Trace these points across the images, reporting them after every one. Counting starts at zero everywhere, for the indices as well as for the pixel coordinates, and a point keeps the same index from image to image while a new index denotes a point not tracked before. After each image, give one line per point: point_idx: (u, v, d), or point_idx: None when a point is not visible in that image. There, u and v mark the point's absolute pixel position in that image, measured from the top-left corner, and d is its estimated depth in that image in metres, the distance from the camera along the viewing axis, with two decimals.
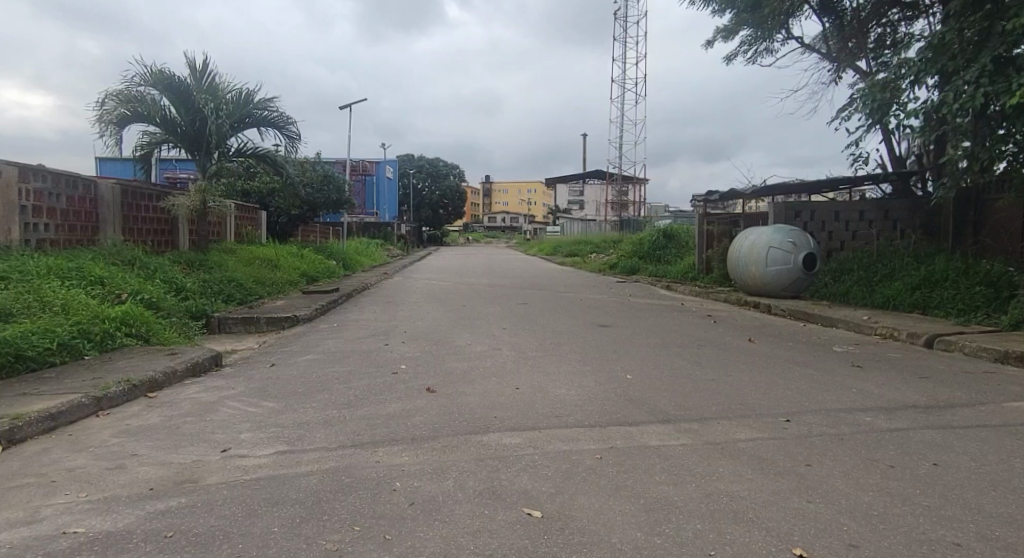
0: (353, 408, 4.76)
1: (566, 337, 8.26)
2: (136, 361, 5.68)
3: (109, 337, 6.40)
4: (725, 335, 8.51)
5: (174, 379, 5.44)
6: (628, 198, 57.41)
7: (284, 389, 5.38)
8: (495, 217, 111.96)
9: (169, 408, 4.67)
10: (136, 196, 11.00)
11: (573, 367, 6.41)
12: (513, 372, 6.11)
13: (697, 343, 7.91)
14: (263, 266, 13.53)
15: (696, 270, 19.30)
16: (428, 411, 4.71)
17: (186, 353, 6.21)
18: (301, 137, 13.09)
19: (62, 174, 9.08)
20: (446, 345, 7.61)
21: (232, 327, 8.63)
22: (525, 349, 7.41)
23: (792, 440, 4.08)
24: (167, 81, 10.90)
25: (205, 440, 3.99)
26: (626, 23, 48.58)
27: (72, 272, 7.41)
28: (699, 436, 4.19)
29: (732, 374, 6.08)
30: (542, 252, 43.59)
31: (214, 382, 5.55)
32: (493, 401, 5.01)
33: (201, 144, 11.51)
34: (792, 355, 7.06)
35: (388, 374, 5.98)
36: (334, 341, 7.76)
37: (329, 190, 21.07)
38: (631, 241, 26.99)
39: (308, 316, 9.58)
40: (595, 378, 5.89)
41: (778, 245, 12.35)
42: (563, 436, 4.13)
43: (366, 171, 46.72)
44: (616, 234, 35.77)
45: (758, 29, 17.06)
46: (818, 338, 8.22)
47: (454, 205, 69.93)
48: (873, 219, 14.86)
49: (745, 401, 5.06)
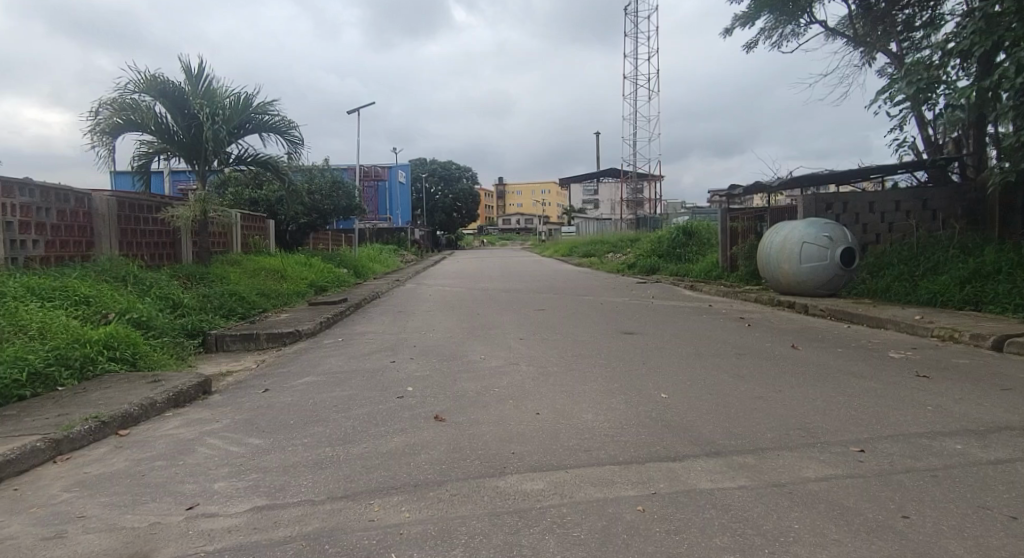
0: (349, 445, 4.13)
1: (588, 348, 7.57)
2: (113, 392, 5.10)
3: (89, 363, 5.85)
4: (765, 341, 7.74)
5: (152, 412, 4.84)
6: (644, 197, 56.53)
7: (275, 420, 4.76)
8: (509, 219, 111.47)
9: (141, 450, 4.07)
10: (134, 208, 10.54)
11: (600, 385, 5.71)
12: (532, 393, 5.44)
13: (734, 351, 7.18)
14: (268, 277, 13.01)
15: (720, 268, 18.56)
16: (436, 447, 4.07)
17: (172, 379, 5.61)
18: (303, 142, 12.58)
19: (51, 188, 8.62)
20: (458, 360, 6.96)
21: (230, 345, 8.06)
22: (545, 364, 6.72)
23: (875, 478, 3.35)
24: (160, 87, 10.42)
25: (171, 493, 3.36)
26: (637, 17, 47.88)
27: (56, 291, 6.90)
28: (759, 474, 3.48)
29: (781, 390, 5.34)
30: (558, 253, 42.94)
31: (198, 414, 4.94)
32: (511, 432, 4.35)
33: (199, 153, 11.03)
34: (844, 364, 6.29)
35: (392, 399, 5.34)
36: (337, 359, 7.17)
37: (339, 197, 20.54)
38: (650, 240, 26.23)
39: (312, 329, 9.01)
40: (624, 399, 5.19)
41: (812, 240, 11.52)
42: (594, 479, 3.45)
43: (378, 176, 46.27)
44: (633, 233, 34.82)
45: (779, 15, 16.24)
46: (870, 343, 7.42)
47: (468, 208, 69.63)
48: (911, 209, 13.94)
49: (805, 426, 4.32)
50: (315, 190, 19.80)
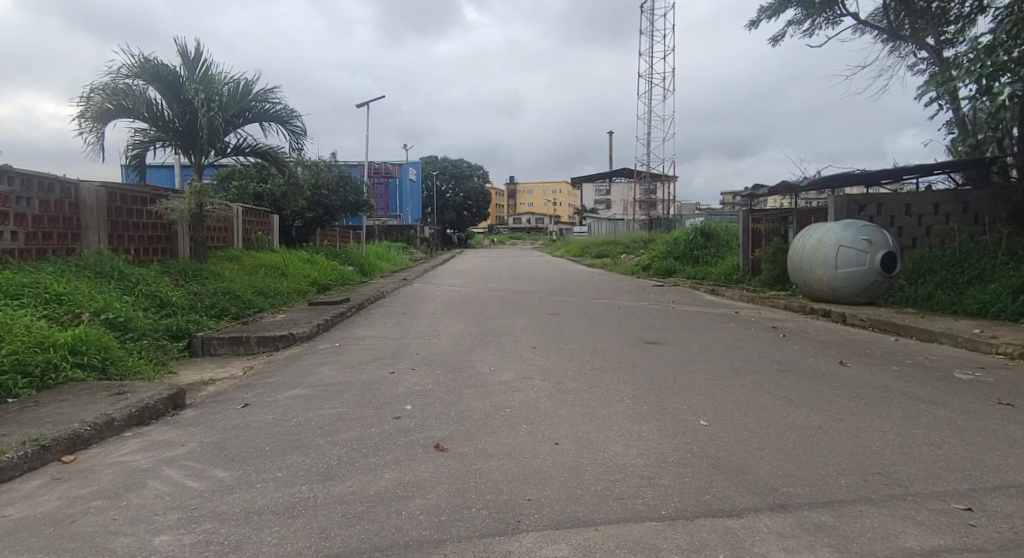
0: (331, 483, 3.43)
1: (609, 361, 6.82)
2: (67, 405, 4.42)
3: (51, 370, 5.20)
4: (807, 356, 6.94)
5: (108, 433, 4.14)
6: (656, 197, 55.63)
7: (248, 446, 4.05)
8: (520, 219, 110.85)
9: (79, 484, 3.37)
10: (125, 200, 9.91)
11: (626, 407, 4.96)
12: (549, 416, 4.71)
13: (774, 367, 6.40)
14: (268, 275, 12.38)
15: (741, 272, 17.79)
16: (435, 488, 3.35)
17: (138, 391, 4.91)
18: (307, 133, 11.93)
19: (34, 176, 7.98)
20: (465, 372, 6.26)
21: (217, 349, 7.40)
22: (562, 378, 5.99)
23: (1002, 552, 2.56)
24: (154, 71, 9.76)
25: (96, 552, 2.64)
26: (653, 14, 47.00)
27: (24, 288, 6.24)
28: (846, 541, 2.71)
29: (841, 419, 4.57)
30: (569, 253, 42.23)
31: (161, 434, 4.25)
32: (527, 469, 3.63)
33: (195, 142, 10.37)
34: (905, 386, 5.51)
35: (388, 420, 4.62)
36: (331, 369, 6.46)
37: (346, 192, 19.83)
38: (665, 240, 25.43)
39: (308, 332, 8.34)
40: (657, 427, 4.44)
41: (850, 244, 10.66)
42: (634, 544, 2.70)
43: (388, 172, 45.60)
44: (647, 234, 33.99)
45: (808, 7, 15.34)
46: (926, 360, 6.61)
47: (479, 207, 69.10)
48: (950, 212, 13.05)
49: (884, 471, 3.54)
50: (321, 184, 19.14)
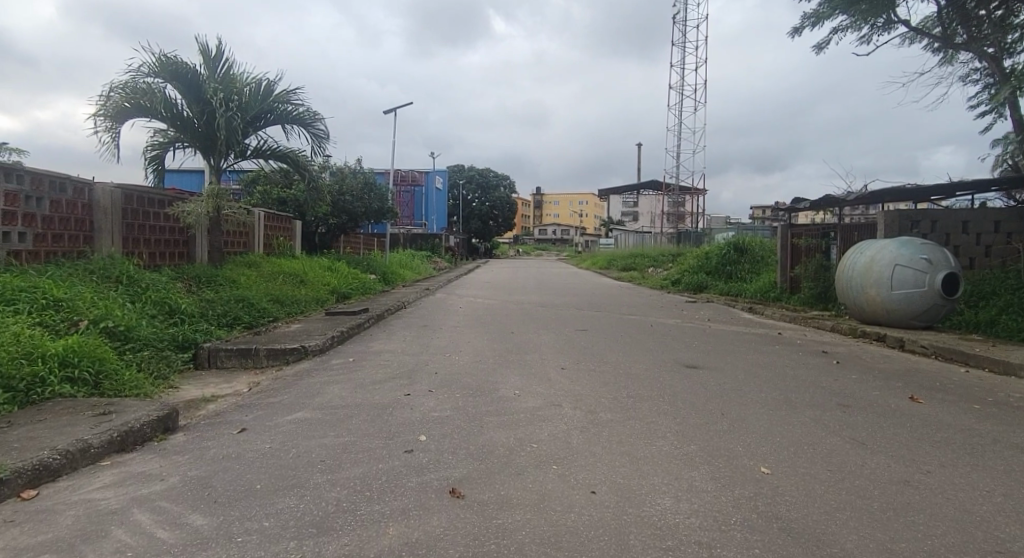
0: (323, 540, 2.85)
1: (645, 387, 6.17)
2: (41, 427, 3.95)
3: (37, 385, 4.77)
4: (870, 389, 6.18)
5: (81, 462, 3.65)
6: (685, 211, 54.44)
7: (237, 484, 3.51)
8: (545, 230, 110.19)
9: (31, 531, 2.86)
10: (142, 203, 9.65)
11: (671, 447, 4.31)
12: (582, 456, 4.09)
13: (835, 401, 5.67)
14: (287, 283, 12.02)
15: (778, 289, 16.99)
16: (449, 552, 2.75)
17: (125, 412, 4.43)
18: (329, 136, 11.60)
19: (45, 176, 7.68)
20: (487, 396, 5.68)
21: (224, 361, 6.96)
22: (594, 407, 5.34)
23: None
24: (174, 69, 9.44)
25: None
26: (684, 25, 46.19)
27: (21, 293, 5.87)
28: None
29: (931, 472, 3.85)
30: (596, 265, 41.39)
31: (142, 465, 3.75)
32: (559, 529, 3.00)
33: (214, 144, 10.07)
34: (995, 431, 4.74)
35: (399, 455, 4.05)
36: (342, 388, 5.94)
37: (370, 198, 19.50)
38: (695, 254, 24.64)
39: (322, 344, 7.87)
40: (710, 473, 3.79)
41: (907, 263, 9.84)
42: None
43: (415, 181, 45.50)
44: (676, 248, 33.05)
45: (855, 13, 14.47)
46: (1010, 397, 5.80)
47: (504, 217, 68.74)
48: (1012, 231, 12.22)
49: (1006, 549, 2.82)
50: (345, 190, 18.85)
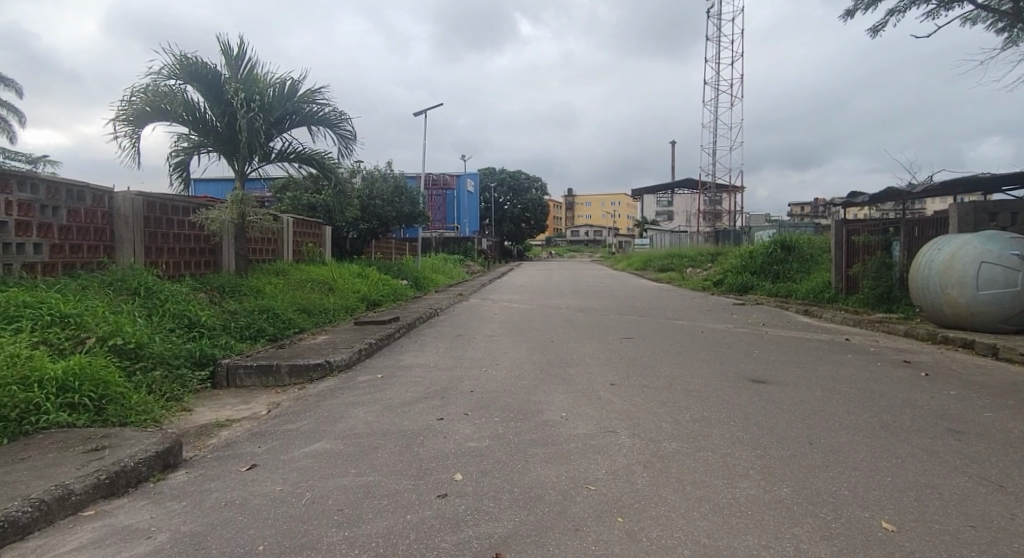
0: None
1: (712, 408, 5.37)
2: (21, 469, 3.42)
3: (31, 413, 4.28)
4: (978, 409, 5.27)
5: (59, 513, 3.10)
6: (722, 209, 52.77)
7: (234, 545, 2.87)
8: (578, 231, 108.94)
9: None
10: (166, 211, 9.30)
11: (762, 492, 3.51)
12: (652, 505, 3.33)
13: (942, 426, 4.79)
14: (315, 290, 11.57)
15: (833, 290, 15.80)
16: None
17: (121, 447, 3.88)
18: (356, 137, 11.09)
19: (62, 185, 7.32)
20: (529, 421, 4.98)
21: (244, 380, 6.43)
22: (656, 435, 4.59)
23: None
24: (194, 69, 9.05)
25: None
26: (719, 18, 44.73)
27: (26, 309, 5.46)
28: None
29: None
30: (631, 267, 40.24)
31: (131, 516, 3.17)
32: None
33: (237, 147, 9.66)
34: None
35: (431, 502, 3.39)
36: (367, 411, 5.32)
37: (402, 202, 19.00)
38: (738, 253, 23.47)
39: (349, 358, 7.31)
40: (820, 532, 2.99)
41: (994, 260, 8.77)
42: None
43: (446, 184, 45.17)
44: (715, 247, 31.77)
45: None
46: None
47: (537, 219, 68.00)
48: None
49: None
50: (375, 194, 18.44)
